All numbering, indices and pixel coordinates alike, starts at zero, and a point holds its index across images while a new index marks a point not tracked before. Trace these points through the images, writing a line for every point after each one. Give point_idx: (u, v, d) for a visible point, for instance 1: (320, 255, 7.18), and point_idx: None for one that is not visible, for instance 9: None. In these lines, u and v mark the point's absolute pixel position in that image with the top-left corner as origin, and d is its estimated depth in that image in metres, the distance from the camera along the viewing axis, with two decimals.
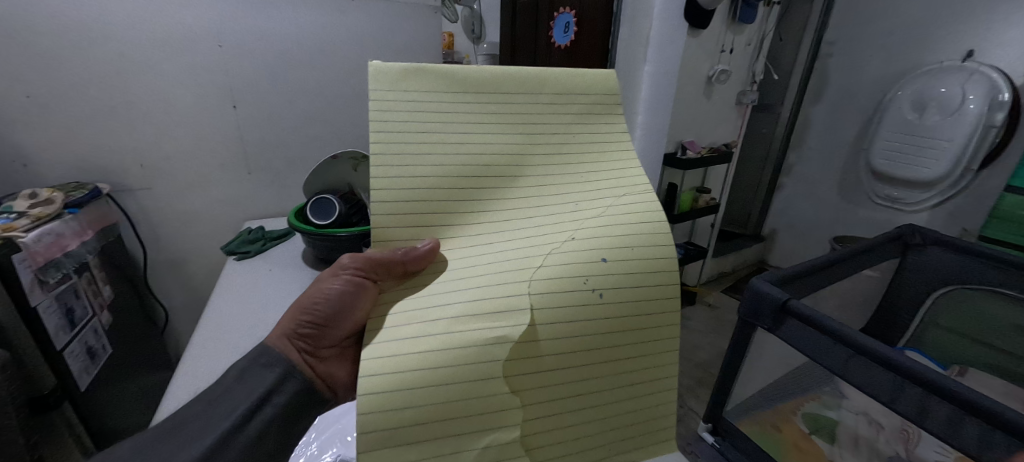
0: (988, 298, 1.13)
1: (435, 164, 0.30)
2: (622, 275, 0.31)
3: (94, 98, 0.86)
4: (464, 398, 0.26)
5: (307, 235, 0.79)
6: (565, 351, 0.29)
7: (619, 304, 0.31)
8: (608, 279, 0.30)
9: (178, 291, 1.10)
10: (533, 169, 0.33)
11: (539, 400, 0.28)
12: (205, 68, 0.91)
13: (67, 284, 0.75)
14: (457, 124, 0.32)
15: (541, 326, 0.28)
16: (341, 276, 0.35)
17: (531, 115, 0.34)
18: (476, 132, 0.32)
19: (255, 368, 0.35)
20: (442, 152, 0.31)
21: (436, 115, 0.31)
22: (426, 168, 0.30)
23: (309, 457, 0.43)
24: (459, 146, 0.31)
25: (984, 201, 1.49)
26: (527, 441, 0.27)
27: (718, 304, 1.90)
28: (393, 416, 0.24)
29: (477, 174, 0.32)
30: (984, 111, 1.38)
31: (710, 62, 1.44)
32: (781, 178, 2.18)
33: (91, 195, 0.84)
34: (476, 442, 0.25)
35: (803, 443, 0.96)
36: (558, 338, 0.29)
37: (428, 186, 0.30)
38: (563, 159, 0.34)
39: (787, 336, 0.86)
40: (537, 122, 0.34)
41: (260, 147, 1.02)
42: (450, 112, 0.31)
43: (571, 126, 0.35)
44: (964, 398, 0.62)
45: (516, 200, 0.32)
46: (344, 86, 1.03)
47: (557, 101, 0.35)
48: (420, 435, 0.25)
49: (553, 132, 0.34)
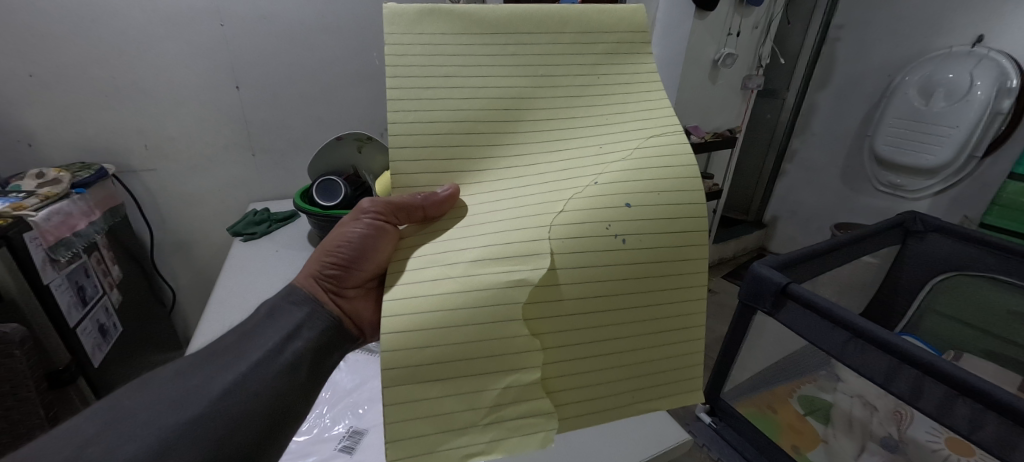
0: (986, 284, 1.15)
1: (452, 108, 0.32)
2: (646, 221, 0.31)
3: (96, 77, 0.86)
4: (483, 339, 0.27)
5: (313, 216, 0.80)
6: (587, 296, 0.29)
7: (642, 251, 0.31)
8: (630, 225, 0.31)
9: (183, 272, 1.11)
10: (552, 114, 0.33)
11: (559, 345, 0.29)
12: (207, 46, 0.90)
13: (77, 263, 0.76)
14: (474, 68, 0.32)
15: (562, 271, 0.29)
16: (362, 219, 0.36)
17: (553, 57, 0.34)
18: (494, 75, 0.33)
19: (285, 306, 0.36)
20: (458, 96, 0.32)
21: (453, 58, 0.32)
22: (442, 113, 0.31)
23: (322, 428, 0.46)
24: (477, 90, 0.32)
25: (987, 189, 1.49)
26: (547, 384, 0.28)
27: (717, 290, 1.92)
28: (415, 354, 0.26)
29: (494, 118, 0.32)
30: (991, 96, 1.37)
31: (716, 46, 1.43)
32: (784, 165, 2.17)
33: (97, 175, 0.85)
34: (497, 383, 0.27)
35: (797, 423, 1.00)
36: (579, 283, 0.29)
37: (445, 131, 0.32)
38: (587, 102, 0.34)
39: (787, 316, 0.87)
40: (557, 64, 0.34)
41: (263, 128, 1.02)
42: (467, 56, 0.32)
43: (597, 67, 0.35)
44: (958, 379, 0.63)
45: (533, 144, 0.33)
46: (348, 67, 1.02)
47: (581, 40, 0.35)
48: (442, 374, 0.26)
49: (576, 74, 0.34)
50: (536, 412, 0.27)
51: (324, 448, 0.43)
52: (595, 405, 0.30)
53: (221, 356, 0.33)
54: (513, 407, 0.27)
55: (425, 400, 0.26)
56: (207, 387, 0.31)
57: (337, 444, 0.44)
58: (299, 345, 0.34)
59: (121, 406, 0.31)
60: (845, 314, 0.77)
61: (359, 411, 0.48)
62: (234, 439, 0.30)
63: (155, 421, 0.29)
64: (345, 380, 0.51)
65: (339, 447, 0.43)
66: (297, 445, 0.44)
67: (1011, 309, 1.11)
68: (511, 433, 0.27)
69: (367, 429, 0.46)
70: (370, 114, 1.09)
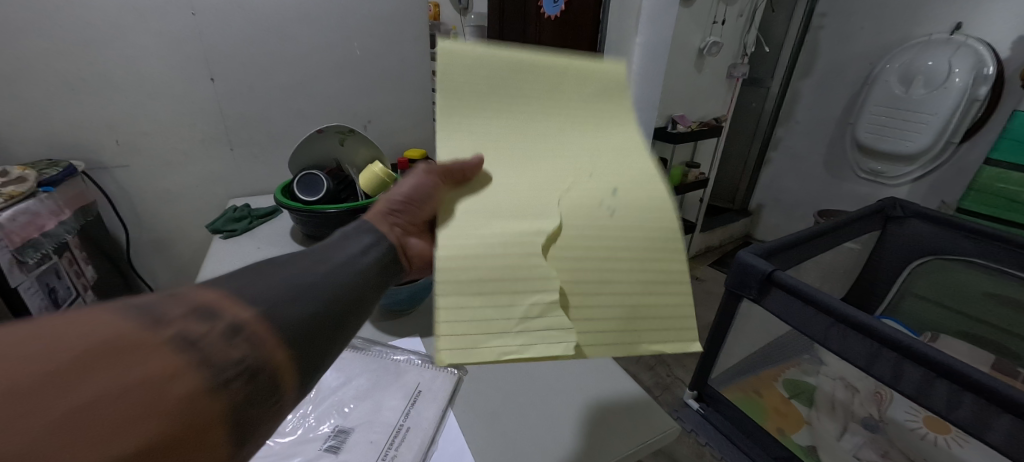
0: (962, 268, 1.18)
1: (478, 126, 0.35)
2: (649, 201, 0.34)
3: (61, 69, 0.82)
4: (514, 270, 0.28)
5: (295, 212, 0.78)
6: (605, 240, 0.31)
7: (647, 218, 0.33)
8: (635, 200, 0.33)
9: (164, 270, 1.08)
10: (564, 135, 0.37)
11: (581, 278, 0.30)
12: (179, 36, 0.87)
13: (48, 264, 0.72)
14: (497, 98, 0.36)
15: (576, 229, 0.31)
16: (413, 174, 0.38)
17: (564, 93, 0.38)
18: (514, 105, 0.37)
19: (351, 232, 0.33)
20: (482, 117, 0.35)
21: (481, 87, 0.36)
22: (470, 129, 0.35)
23: (306, 428, 0.43)
24: (500, 112, 0.36)
25: (963, 175, 1.53)
26: (574, 310, 0.28)
27: (704, 278, 1.95)
28: (453, 272, 0.27)
29: (511, 137, 0.36)
30: (969, 83, 1.41)
31: (702, 34, 1.43)
32: (769, 153, 2.20)
33: (67, 172, 0.80)
34: (529, 300, 0.27)
35: (782, 407, 1.04)
36: (594, 232, 0.31)
37: (473, 138, 0.35)
38: (596, 128, 0.38)
39: (771, 305, 0.88)
40: (568, 98, 0.38)
41: (240, 122, 0.99)
42: (493, 89, 0.37)
43: (601, 104, 0.39)
44: (937, 362, 0.65)
45: (547, 159, 0.35)
46: (327, 57, 1.00)
47: (587, 83, 0.40)
48: (476, 289, 0.27)
49: (585, 107, 0.38)
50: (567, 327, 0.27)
51: (309, 449, 0.41)
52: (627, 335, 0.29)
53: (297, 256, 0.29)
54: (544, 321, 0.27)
55: (465, 308, 0.26)
56: (211, 334, 0.22)
57: (322, 444, 0.42)
58: (367, 263, 0.31)
59: (49, 333, 0.19)
60: (828, 301, 0.79)
61: (346, 410, 0.45)
62: (303, 328, 0.25)
63: (124, 367, 0.19)
64: (330, 378, 0.49)
65: (324, 446, 0.41)
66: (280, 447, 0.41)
67: (986, 290, 1.15)
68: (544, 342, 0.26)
69: (353, 427, 0.44)
70: (351, 107, 1.07)
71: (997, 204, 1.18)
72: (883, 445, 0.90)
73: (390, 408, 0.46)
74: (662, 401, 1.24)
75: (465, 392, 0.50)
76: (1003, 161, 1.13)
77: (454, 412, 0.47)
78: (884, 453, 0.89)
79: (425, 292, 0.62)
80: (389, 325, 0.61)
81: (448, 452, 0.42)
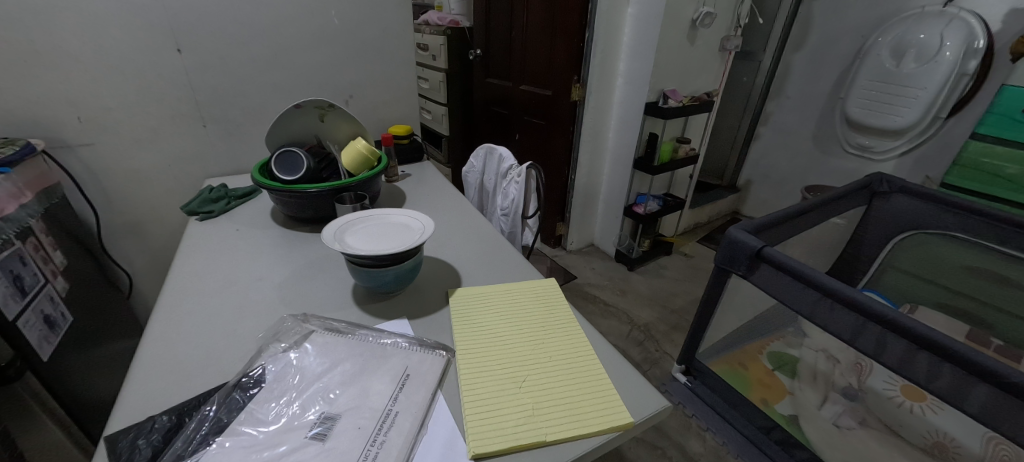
0: (943, 242, 1.21)
1: (457, 317, 0.57)
2: (554, 341, 0.54)
3: (9, 39, 0.74)
4: (470, 385, 0.46)
5: (272, 191, 0.74)
6: (522, 361, 0.50)
7: (552, 351, 0.52)
8: (545, 342, 0.53)
9: (138, 254, 1.01)
10: (508, 307, 0.60)
11: (514, 381, 0.47)
12: (139, 2, 0.80)
13: (10, 250, 0.66)
14: (466, 305, 0.60)
15: (511, 359, 0.50)
16: None
17: (507, 296, 0.62)
18: (478, 303, 0.60)
19: (340, 345, 0.51)
20: (460, 316, 0.57)
21: (460, 307, 0.59)
22: (454, 320, 0.57)
23: (291, 416, 0.42)
24: (470, 309, 0.59)
25: (949, 150, 1.54)
26: (511, 399, 0.45)
27: (694, 254, 1.97)
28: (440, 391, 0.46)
29: (476, 316, 0.57)
30: (958, 57, 1.40)
31: (695, 5, 1.39)
32: (758, 128, 2.19)
33: (24, 153, 0.74)
34: (477, 401, 0.44)
35: (765, 378, 1.07)
36: (519, 358, 0.51)
37: (453, 320, 0.57)
38: (524, 303, 0.61)
39: (758, 281, 0.89)
40: (511, 298, 0.62)
41: (213, 96, 0.94)
42: (465, 304, 0.60)
43: (530, 294, 0.63)
44: (919, 335, 0.67)
45: (498, 319, 0.57)
46: (303, 28, 0.96)
47: (521, 293, 0.63)
48: (453, 402, 0.45)
49: (520, 298, 0.62)
50: (504, 413, 0.43)
51: (295, 437, 0.40)
52: (546, 409, 0.44)
53: (310, 372, 0.47)
54: (489, 411, 0.43)
55: (443, 415, 0.43)
56: None
57: (308, 431, 0.40)
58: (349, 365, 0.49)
59: None
60: (815, 276, 0.79)
61: (331, 395, 0.44)
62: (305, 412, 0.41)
63: None
64: (314, 363, 0.48)
65: (311, 434, 0.40)
66: (266, 436, 0.40)
67: (966, 264, 1.17)
68: (490, 423, 0.42)
69: (341, 414, 0.43)
70: (330, 81, 1.04)
71: (980, 179, 1.18)
72: (861, 413, 0.94)
73: (378, 392, 0.45)
74: (651, 376, 1.27)
75: (452, 375, 0.49)
76: (988, 135, 1.13)
77: (443, 394, 0.46)
78: (862, 420, 0.94)
79: (413, 273, 0.60)
80: (375, 306, 0.59)
81: (439, 436, 0.41)
